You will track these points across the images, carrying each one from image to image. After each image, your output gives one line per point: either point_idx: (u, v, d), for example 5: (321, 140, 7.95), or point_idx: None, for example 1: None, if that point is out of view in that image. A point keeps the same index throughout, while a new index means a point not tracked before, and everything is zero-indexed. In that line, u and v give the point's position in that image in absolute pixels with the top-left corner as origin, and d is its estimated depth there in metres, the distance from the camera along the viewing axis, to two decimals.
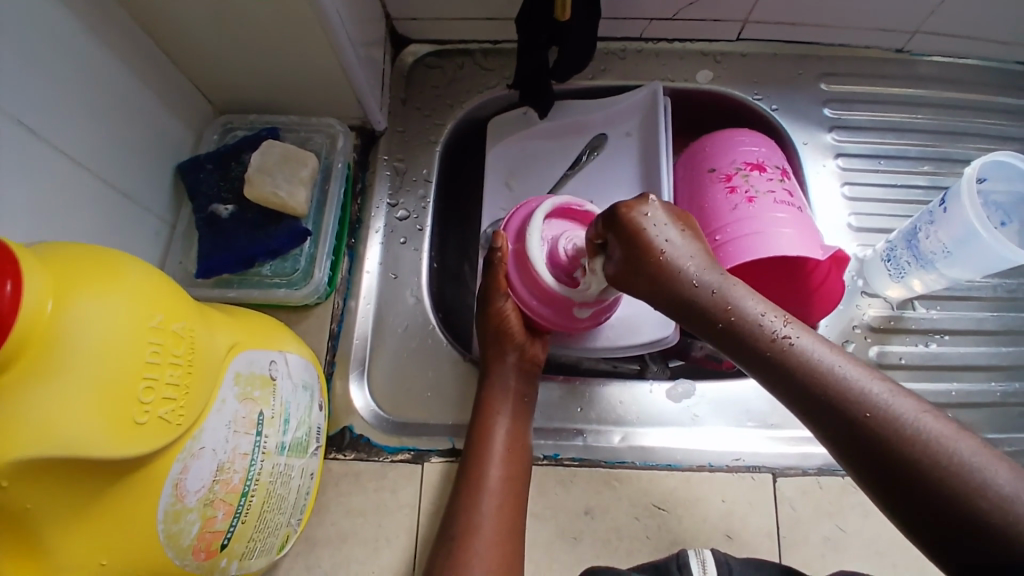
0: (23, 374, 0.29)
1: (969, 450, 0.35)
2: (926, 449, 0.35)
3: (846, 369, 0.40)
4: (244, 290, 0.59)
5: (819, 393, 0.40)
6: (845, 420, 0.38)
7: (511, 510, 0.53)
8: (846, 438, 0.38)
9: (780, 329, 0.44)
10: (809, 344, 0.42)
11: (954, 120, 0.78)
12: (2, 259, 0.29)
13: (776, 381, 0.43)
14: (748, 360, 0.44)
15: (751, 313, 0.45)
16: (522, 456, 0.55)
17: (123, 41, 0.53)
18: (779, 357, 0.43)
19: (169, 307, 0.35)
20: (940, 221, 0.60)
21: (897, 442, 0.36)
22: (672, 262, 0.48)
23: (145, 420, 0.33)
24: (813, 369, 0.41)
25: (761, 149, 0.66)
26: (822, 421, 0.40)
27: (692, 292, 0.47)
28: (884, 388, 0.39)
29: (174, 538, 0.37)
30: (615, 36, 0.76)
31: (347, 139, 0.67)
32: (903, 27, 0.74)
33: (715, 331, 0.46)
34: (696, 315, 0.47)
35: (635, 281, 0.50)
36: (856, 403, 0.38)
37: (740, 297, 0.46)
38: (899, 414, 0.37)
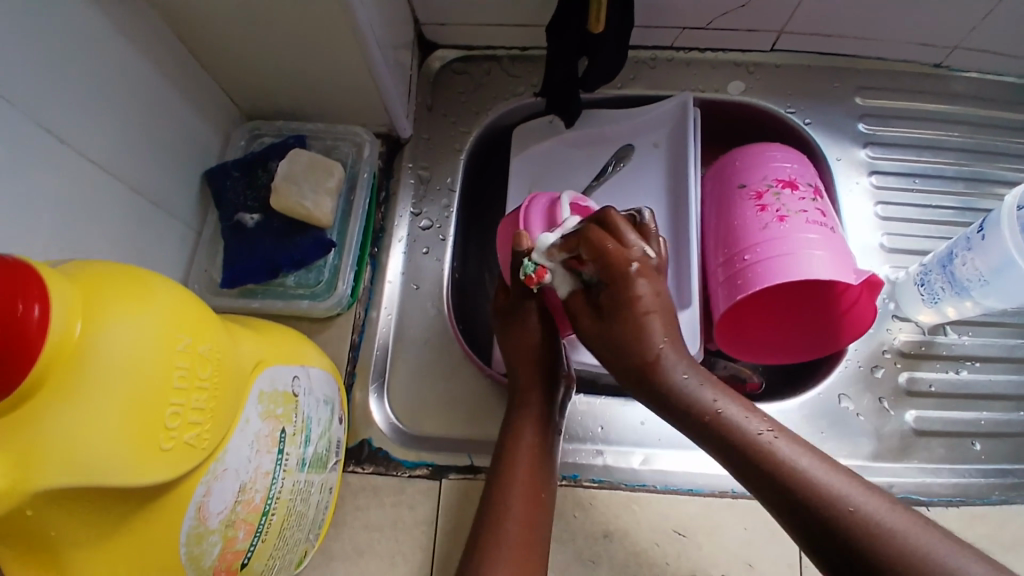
0: (51, 403, 0.29)
1: (953, 553, 0.36)
2: (917, 554, 0.36)
3: (825, 470, 0.41)
4: (268, 301, 0.59)
5: (807, 497, 0.40)
6: (831, 525, 0.39)
7: (531, 536, 0.49)
8: (828, 540, 0.39)
9: (758, 427, 0.44)
10: (786, 443, 0.43)
11: (992, 139, 0.75)
12: (31, 283, 0.29)
13: (725, 454, 0.44)
14: (695, 429, 0.46)
15: (729, 409, 0.45)
16: (546, 482, 0.52)
17: (153, 48, 0.53)
18: (759, 456, 0.43)
19: (195, 330, 0.35)
20: (978, 248, 0.58)
21: (887, 545, 0.37)
22: (650, 325, 0.48)
23: (170, 446, 0.33)
24: (796, 469, 0.41)
25: (793, 165, 0.64)
26: (774, 496, 0.42)
27: (674, 383, 0.47)
28: (823, 469, 0.41)
29: (195, 560, 0.37)
30: (646, 45, 0.75)
31: (373, 148, 0.67)
32: (943, 43, 0.72)
33: (693, 425, 0.46)
34: (675, 410, 0.47)
35: (602, 341, 0.49)
36: (838, 503, 0.39)
37: (715, 392, 0.46)
38: (882, 517, 0.38)
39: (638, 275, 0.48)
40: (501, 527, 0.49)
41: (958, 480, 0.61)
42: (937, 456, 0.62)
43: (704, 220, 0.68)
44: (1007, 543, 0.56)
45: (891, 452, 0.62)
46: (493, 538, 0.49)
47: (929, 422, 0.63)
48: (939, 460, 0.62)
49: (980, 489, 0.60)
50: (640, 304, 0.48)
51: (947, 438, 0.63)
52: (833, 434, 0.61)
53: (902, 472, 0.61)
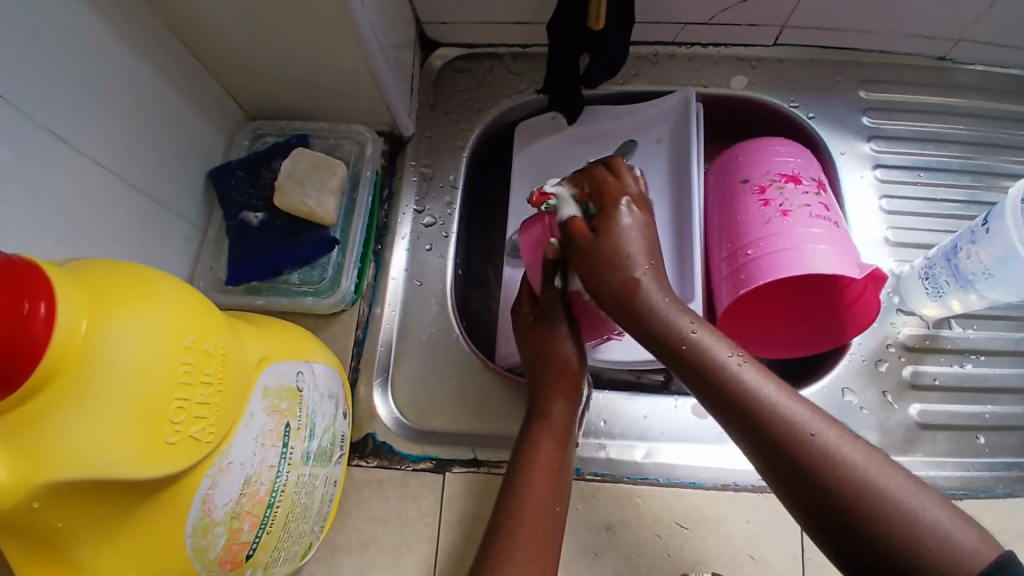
0: (57, 399, 0.30)
1: (899, 482, 0.38)
2: (868, 481, 0.38)
3: (787, 398, 0.43)
4: (272, 299, 0.60)
5: (767, 423, 0.42)
6: (789, 448, 0.40)
7: (543, 548, 0.48)
8: (785, 462, 0.40)
9: (727, 353, 0.45)
10: (752, 371, 0.44)
11: (998, 131, 0.75)
12: (36, 283, 0.30)
13: (693, 377, 0.45)
14: (668, 353, 0.47)
15: (703, 336, 0.46)
16: (560, 493, 0.51)
17: (156, 49, 0.54)
18: (725, 380, 0.44)
19: (200, 326, 0.36)
20: (982, 241, 0.57)
21: (839, 471, 0.39)
22: (637, 250, 0.50)
23: (175, 440, 0.33)
24: (759, 397, 0.43)
25: (797, 160, 0.64)
26: (734, 418, 0.43)
27: (652, 308, 0.48)
28: (783, 397, 0.42)
29: (202, 551, 0.38)
30: (648, 41, 0.75)
31: (376, 146, 0.67)
32: (947, 35, 0.71)
33: (664, 347, 0.47)
34: (650, 333, 0.48)
35: (593, 253, 0.50)
36: (796, 428, 0.41)
37: (689, 319, 0.47)
38: (839, 445, 0.40)
39: (629, 204, 0.52)
40: (511, 539, 0.48)
41: (962, 473, 0.61)
42: (942, 450, 0.62)
43: (708, 216, 0.68)
44: (1013, 536, 0.56)
45: (895, 446, 0.61)
46: (504, 552, 0.47)
47: (934, 416, 0.63)
48: (944, 453, 0.62)
49: (984, 482, 0.60)
50: (627, 231, 0.51)
51: (952, 431, 0.63)
52: None
53: (906, 465, 0.61)
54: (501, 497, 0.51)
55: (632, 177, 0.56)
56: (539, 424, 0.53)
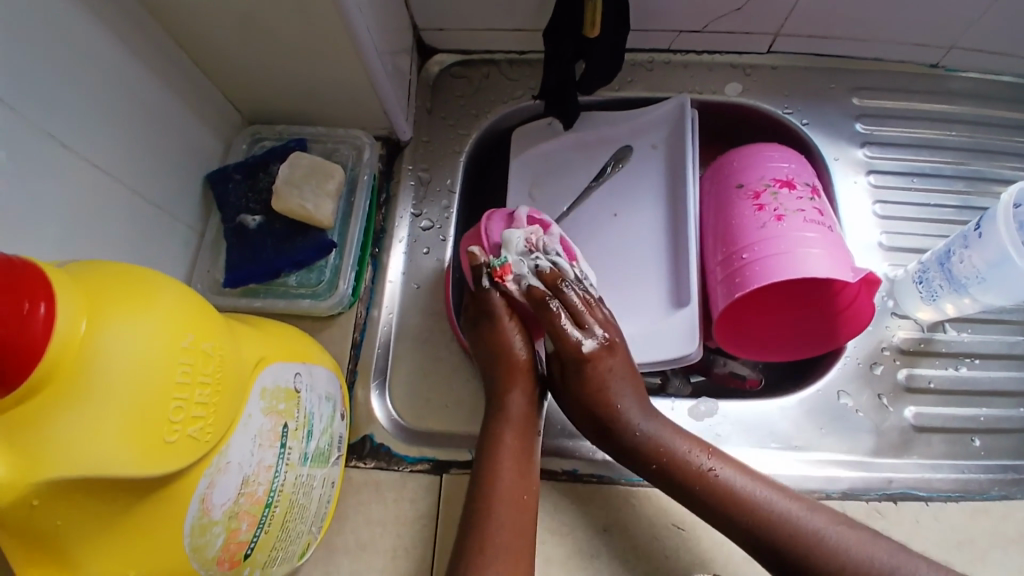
0: (56, 398, 0.30)
1: (843, 531, 0.49)
2: (856, 562, 0.48)
3: (768, 492, 0.51)
4: (270, 301, 0.60)
5: (757, 525, 0.50)
6: (779, 545, 0.49)
7: (516, 538, 0.50)
8: (780, 557, 0.49)
9: (705, 462, 0.53)
10: (730, 472, 0.52)
11: (990, 138, 0.76)
12: (35, 283, 0.30)
13: (676, 487, 0.53)
14: (650, 471, 0.54)
15: (678, 446, 0.53)
16: (529, 483, 0.53)
17: (155, 54, 0.54)
18: (709, 489, 0.51)
19: (198, 327, 0.36)
20: (975, 244, 0.58)
21: (829, 559, 0.48)
22: (614, 390, 0.55)
23: (173, 440, 0.33)
24: (746, 499, 0.51)
25: (791, 165, 0.65)
26: (719, 519, 0.51)
27: (631, 435, 0.54)
28: (755, 487, 0.51)
29: (200, 551, 0.38)
30: (643, 47, 0.76)
31: (373, 151, 0.68)
32: (939, 43, 0.72)
33: (646, 470, 0.54)
34: (631, 456, 0.54)
35: (576, 410, 0.57)
36: (785, 525, 0.49)
37: (664, 430, 0.54)
38: (823, 532, 0.49)
39: (594, 358, 0.55)
40: (488, 533, 0.49)
41: (958, 476, 0.61)
42: (937, 452, 0.62)
43: (703, 219, 0.69)
44: (1007, 539, 0.57)
45: (891, 448, 0.62)
46: (480, 544, 0.49)
47: (929, 418, 0.63)
48: (940, 456, 0.62)
49: (980, 484, 0.60)
50: (602, 373, 0.55)
51: (947, 434, 0.63)
52: (832, 431, 0.62)
53: (902, 468, 0.61)
54: (473, 491, 0.52)
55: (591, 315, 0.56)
56: (500, 421, 0.55)
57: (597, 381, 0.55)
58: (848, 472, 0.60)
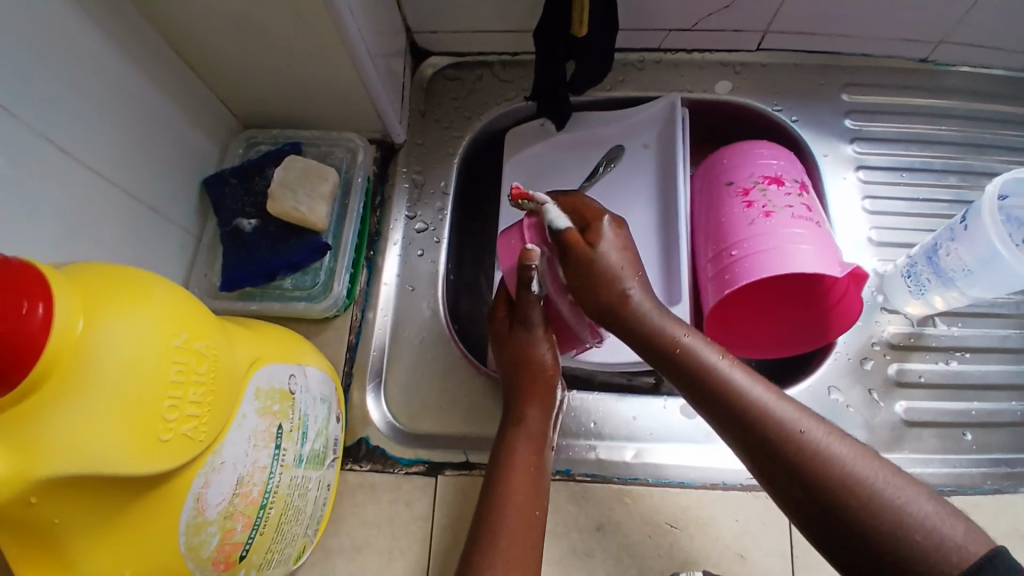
0: (53, 397, 0.31)
1: (854, 453, 0.42)
2: (854, 475, 0.41)
3: (776, 399, 0.46)
4: (266, 303, 0.61)
5: (755, 419, 0.45)
6: (774, 442, 0.44)
7: (525, 552, 0.49)
8: (773, 455, 0.44)
9: (717, 357, 0.49)
10: (741, 373, 0.48)
11: (980, 132, 0.76)
12: (34, 283, 0.31)
13: (675, 372, 0.50)
14: (652, 352, 0.52)
15: (690, 339, 0.51)
16: (540, 498, 0.52)
17: (151, 60, 0.55)
18: (715, 379, 0.48)
19: (192, 327, 0.37)
20: (961, 238, 0.59)
21: (823, 464, 0.42)
22: (629, 266, 0.54)
23: (168, 437, 0.34)
24: (749, 399, 0.46)
25: (780, 162, 0.65)
26: (713, 408, 0.48)
27: (641, 319, 0.53)
28: (760, 388, 0.47)
29: (195, 550, 0.39)
30: (634, 48, 0.76)
31: (367, 153, 0.69)
32: (927, 38, 0.73)
33: (657, 354, 0.52)
34: (643, 339, 0.52)
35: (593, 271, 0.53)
36: (784, 425, 0.44)
37: (679, 327, 0.52)
38: (824, 441, 0.43)
39: (611, 224, 0.55)
40: (495, 542, 0.49)
41: (950, 470, 0.61)
42: (929, 446, 0.63)
43: (694, 218, 0.69)
44: (1000, 533, 0.57)
45: (882, 443, 0.62)
46: (488, 556, 0.48)
47: (920, 413, 0.64)
48: (931, 450, 0.62)
49: (972, 479, 0.61)
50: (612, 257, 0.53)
51: (938, 428, 0.63)
52: None
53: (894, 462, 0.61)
54: (481, 505, 0.52)
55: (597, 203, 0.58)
56: (517, 434, 0.55)
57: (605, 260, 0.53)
58: None
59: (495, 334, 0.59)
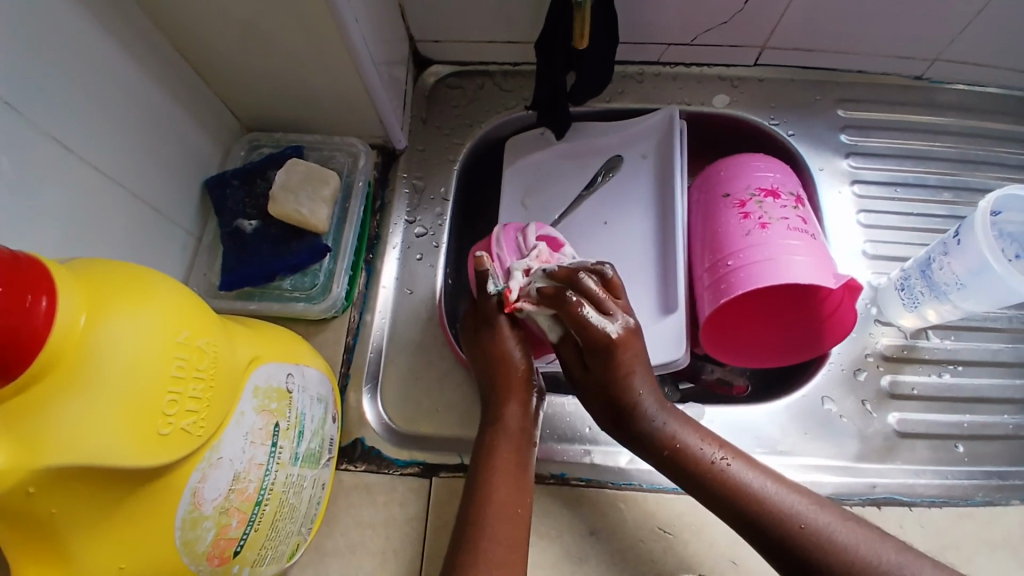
0: (55, 389, 0.31)
1: (856, 534, 0.47)
2: (862, 559, 0.46)
3: (776, 488, 0.50)
4: (265, 304, 0.61)
5: (765, 518, 0.48)
6: (786, 539, 0.48)
7: (511, 551, 0.49)
8: (786, 551, 0.48)
9: (714, 454, 0.52)
10: (741, 467, 0.51)
11: (973, 148, 0.78)
12: (39, 277, 0.31)
13: (679, 475, 0.52)
14: (655, 456, 0.53)
15: (686, 436, 0.53)
16: (523, 496, 0.52)
17: (156, 61, 0.56)
18: (719, 481, 0.50)
19: (193, 324, 0.37)
20: (955, 252, 0.59)
21: (835, 554, 0.46)
22: (633, 380, 0.54)
23: (168, 432, 0.34)
24: (757, 496, 0.49)
25: (776, 175, 0.66)
26: (724, 511, 0.50)
27: (643, 424, 0.54)
28: (763, 481, 0.50)
29: (190, 545, 0.39)
30: (634, 60, 0.78)
31: (368, 158, 0.69)
32: (922, 55, 0.74)
33: (658, 458, 0.53)
34: (643, 444, 0.54)
35: (592, 387, 0.56)
36: (793, 519, 0.48)
37: (674, 421, 0.54)
38: (829, 527, 0.47)
39: (617, 348, 0.54)
40: (478, 543, 0.49)
41: (942, 481, 0.62)
42: (922, 457, 0.63)
43: (691, 227, 0.70)
44: (991, 545, 0.58)
45: (875, 453, 0.63)
46: (476, 555, 0.48)
47: (913, 424, 0.64)
48: (924, 461, 0.63)
49: (964, 490, 0.61)
50: (626, 365, 0.54)
51: (930, 440, 0.64)
52: (817, 436, 0.63)
53: (886, 472, 0.62)
54: (464, 503, 0.52)
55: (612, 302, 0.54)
56: (495, 431, 0.55)
57: (621, 371, 0.54)
58: (832, 477, 0.61)
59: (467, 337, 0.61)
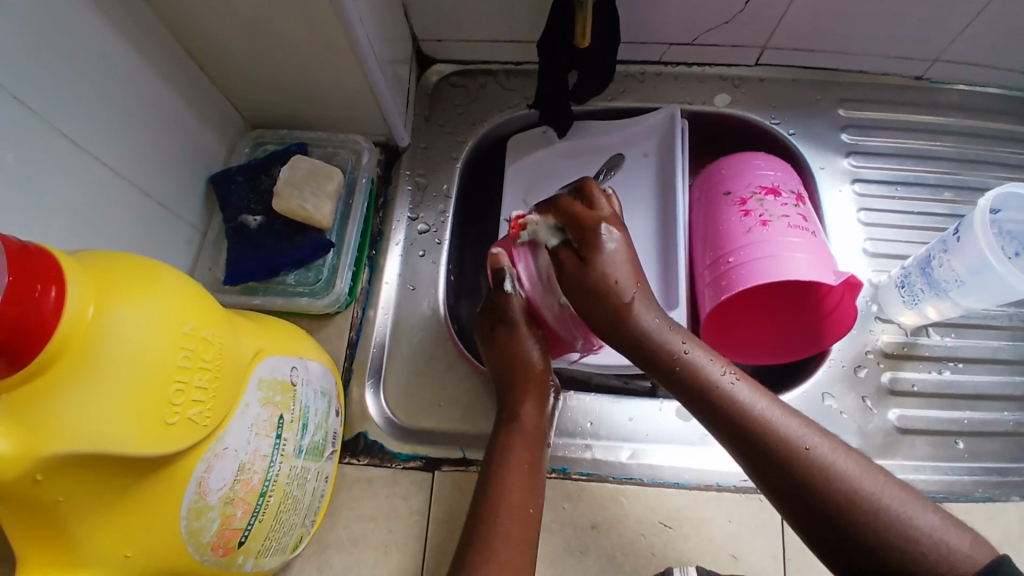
0: (63, 377, 0.31)
1: (856, 466, 0.45)
2: (861, 491, 0.43)
3: (781, 414, 0.48)
4: (269, 298, 0.62)
5: (762, 435, 0.47)
6: (781, 457, 0.46)
7: (519, 551, 0.49)
8: (779, 469, 0.46)
9: (723, 373, 0.51)
10: (744, 387, 0.50)
11: (974, 148, 0.78)
12: (48, 268, 0.31)
13: (675, 383, 0.52)
14: (654, 364, 0.53)
15: (689, 348, 0.52)
16: (535, 496, 0.52)
17: (163, 59, 0.56)
18: (721, 396, 0.49)
19: (200, 315, 0.37)
20: (954, 249, 0.60)
21: (830, 479, 0.44)
22: (621, 274, 0.54)
23: (174, 421, 0.35)
24: (751, 411, 0.48)
25: (776, 173, 0.66)
26: (715, 418, 0.49)
27: (642, 330, 0.53)
28: (763, 403, 0.49)
29: (195, 535, 0.39)
30: (635, 60, 0.78)
31: (372, 155, 0.70)
32: (923, 56, 0.75)
33: (657, 365, 0.53)
34: (646, 354, 0.53)
35: (580, 284, 0.55)
36: (792, 441, 0.46)
37: (679, 337, 0.53)
38: (830, 456, 0.45)
39: (608, 227, 0.55)
40: (491, 544, 0.49)
41: (942, 477, 0.62)
42: (921, 453, 0.63)
43: (692, 225, 0.71)
44: (991, 540, 0.58)
45: (875, 449, 0.63)
46: (486, 555, 0.48)
47: (912, 421, 0.65)
48: (923, 457, 0.63)
49: (964, 486, 0.62)
50: (618, 263, 0.55)
51: (930, 436, 0.64)
52: None
53: (886, 468, 0.62)
54: (476, 506, 0.52)
55: (606, 201, 0.58)
56: (511, 432, 0.56)
57: (611, 266, 0.54)
58: None
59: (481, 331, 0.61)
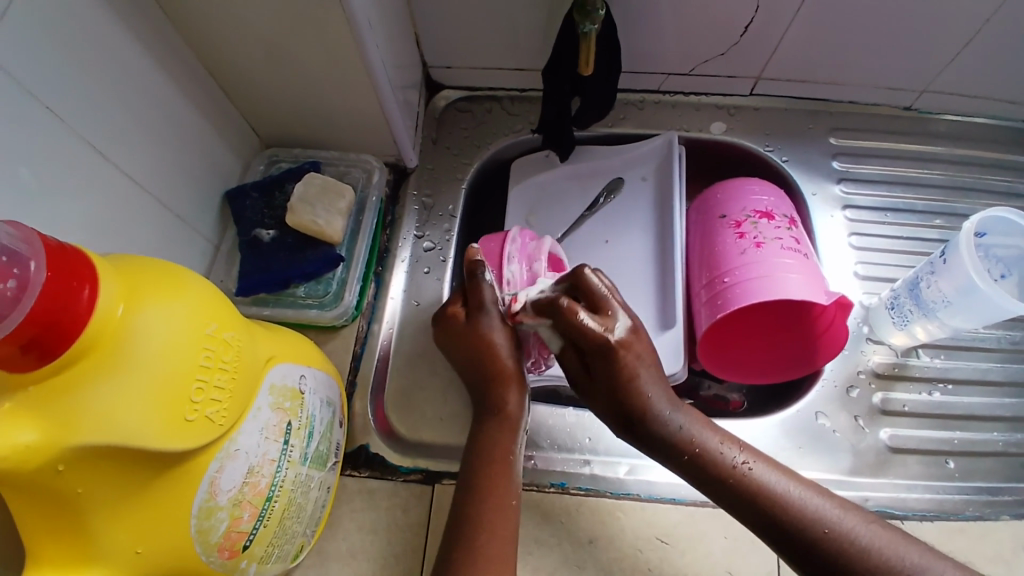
0: (91, 371, 0.33)
1: (885, 540, 0.47)
2: (887, 563, 0.46)
3: (799, 489, 0.50)
4: (279, 310, 0.64)
5: (790, 522, 0.48)
6: (811, 543, 0.48)
7: (503, 546, 0.50)
8: (812, 554, 0.47)
9: (737, 458, 0.52)
10: (763, 469, 0.51)
11: (961, 175, 0.81)
12: (83, 267, 0.34)
13: (699, 479, 0.52)
14: (676, 461, 0.53)
15: (705, 439, 0.53)
16: (514, 491, 0.53)
17: (187, 78, 0.59)
18: (742, 486, 0.50)
19: (220, 318, 0.40)
20: (941, 271, 0.62)
21: (859, 558, 0.46)
22: (640, 382, 0.54)
23: (193, 418, 0.36)
24: (778, 498, 0.49)
25: (770, 198, 0.69)
26: (744, 512, 0.50)
27: (661, 428, 0.54)
28: (786, 486, 0.50)
29: (204, 534, 0.40)
30: (635, 88, 0.81)
31: (382, 175, 0.73)
32: (911, 87, 0.78)
33: (676, 461, 0.53)
34: (661, 447, 0.54)
35: (598, 393, 0.56)
36: (817, 524, 0.48)
37: (693, 427, 0.54)
38: (853, 530, 0.47)
39: (619, 349, 0.54)
40: (477, 538, 0.50)
41: (933, 496, 0.63)
42: (913, 472, 0.64)
43: (689, 247, 0.73)
44: (983, 560, 0.59)
45: (868, 467, 0.64)
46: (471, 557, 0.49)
47: (904, 440, 0.66)
48: (915, 476, 0.64)
49: (955, 505, 0.63)
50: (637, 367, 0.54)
51: (922, 455, 0.65)
52: (811, 451, 0.64)
53: (878, 487, 0.63)
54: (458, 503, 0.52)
55: (610, 298, 0.56)
56: (498, 423, 0.56)
57: (631, 376, 0.54)
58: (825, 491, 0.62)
59: (449, 328, 0.59)
